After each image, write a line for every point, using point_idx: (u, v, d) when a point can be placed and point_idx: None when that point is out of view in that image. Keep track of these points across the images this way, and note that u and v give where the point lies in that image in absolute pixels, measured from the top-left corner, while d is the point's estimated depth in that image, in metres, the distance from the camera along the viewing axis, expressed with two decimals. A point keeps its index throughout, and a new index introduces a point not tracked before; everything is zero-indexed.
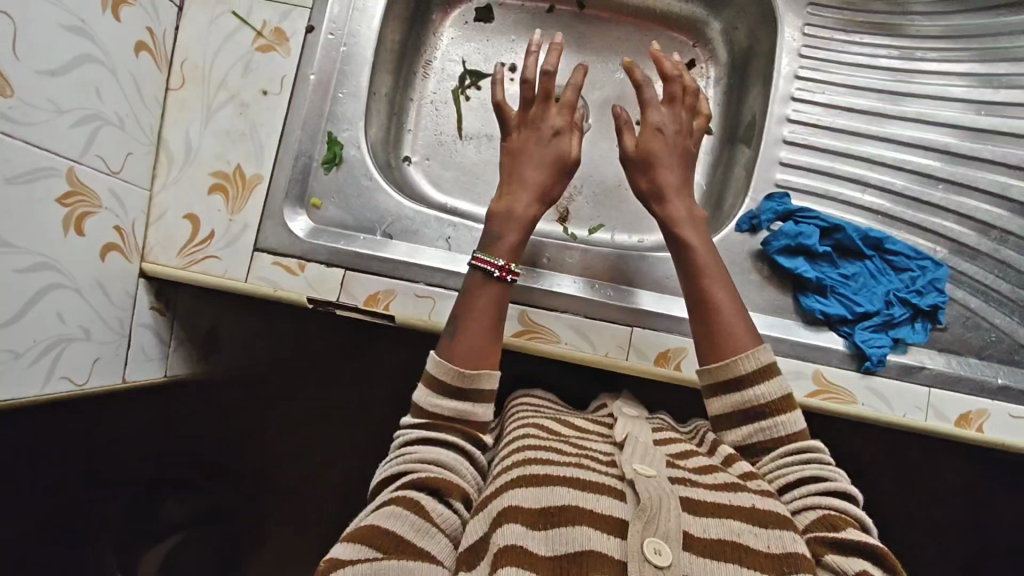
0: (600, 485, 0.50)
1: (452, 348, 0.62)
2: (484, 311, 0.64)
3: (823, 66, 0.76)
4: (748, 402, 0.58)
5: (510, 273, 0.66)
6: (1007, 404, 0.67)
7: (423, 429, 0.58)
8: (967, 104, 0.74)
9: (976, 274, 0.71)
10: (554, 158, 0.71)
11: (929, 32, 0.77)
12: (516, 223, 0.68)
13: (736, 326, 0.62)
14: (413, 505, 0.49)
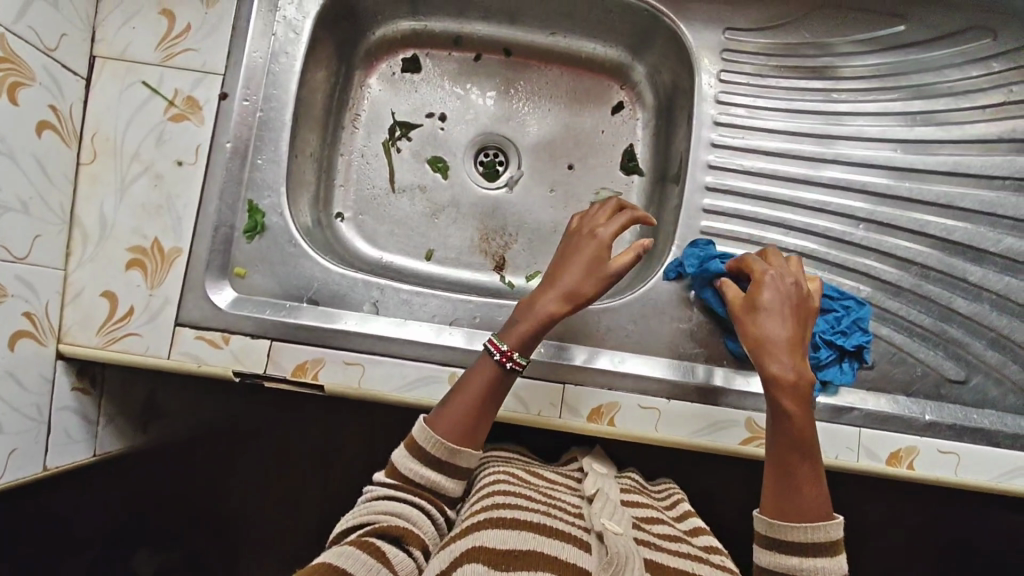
0: (569, 537, 0.53)
1: (442, 418, 0.62)
2: (484, 399, 0.63)
3: (741, 111, 0.77)
4: (803, 568, 0.54)
5: (510, 361, 0.64)
6: (935, 440, 0.68)
7: (393, 488, 0.59)
8: (882, 144, 0.76)
9: (900, 311, 0.72)
10: (598, 270, 0.67)
11: (843, 73, 0.78)
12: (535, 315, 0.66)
13: (809, 493, 0.57)
14: (369, 548, 0.50)
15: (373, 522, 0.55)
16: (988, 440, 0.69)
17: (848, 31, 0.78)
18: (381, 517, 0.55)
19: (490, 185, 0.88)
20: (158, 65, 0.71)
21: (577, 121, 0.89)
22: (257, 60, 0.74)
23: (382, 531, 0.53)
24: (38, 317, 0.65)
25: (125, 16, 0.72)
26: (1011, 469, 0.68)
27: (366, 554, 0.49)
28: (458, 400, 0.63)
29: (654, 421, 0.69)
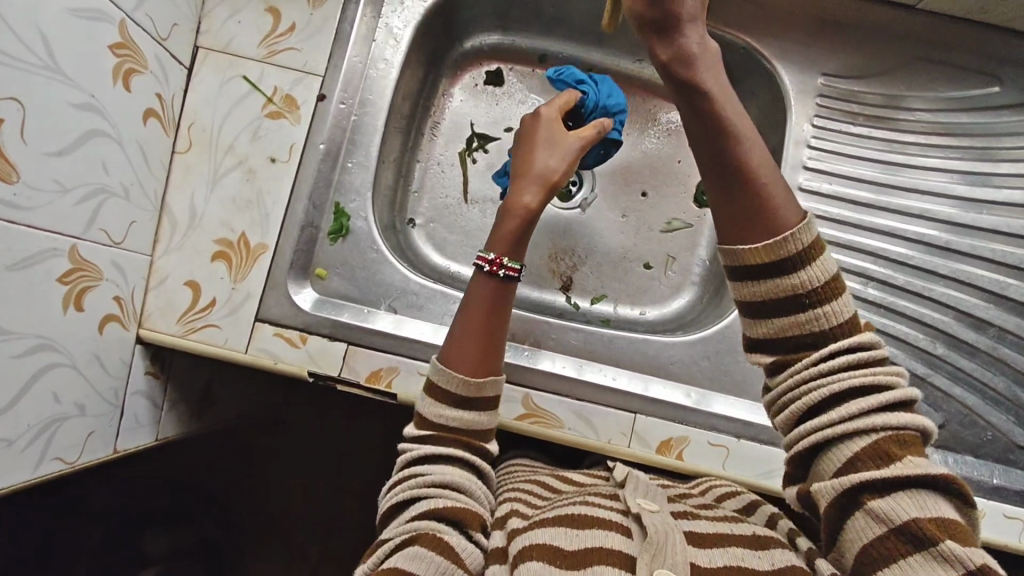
0: (610, 523, 0.50)
1: (455, 356, 0.61)
2: (478, 312, 0.62)
3: (827, 158, 0.78)
4: (806, 318, 0.46)
5: (500, 266, 0.63)
6: (1002, 504, 0.68)
7: (432, 447, 0.58)
8: (965, 203, 0.76)
9: (971, 370, 0.73)
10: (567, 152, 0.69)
11: (932, 129, 0.78)
12: (513, 219, 0.66)
13: (778, 209, 0.46)
14: (436, 542, 0.50)
15: (425, 502, 0.54)
16: None
17: (940, 88, 0.78)
18: (430, 494, 0.55)
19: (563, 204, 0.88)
20: (260, 61, 0.72)
21: (655, 149, 0.89)
22: (356, 64, 0.75)
23: (437, 514, 0.53)
24: (124, 301, 0.66)
25: (231, 9, 0.72)
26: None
27: (438, 554, 0.49)
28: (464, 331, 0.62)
29: (721, 459, 0.69)
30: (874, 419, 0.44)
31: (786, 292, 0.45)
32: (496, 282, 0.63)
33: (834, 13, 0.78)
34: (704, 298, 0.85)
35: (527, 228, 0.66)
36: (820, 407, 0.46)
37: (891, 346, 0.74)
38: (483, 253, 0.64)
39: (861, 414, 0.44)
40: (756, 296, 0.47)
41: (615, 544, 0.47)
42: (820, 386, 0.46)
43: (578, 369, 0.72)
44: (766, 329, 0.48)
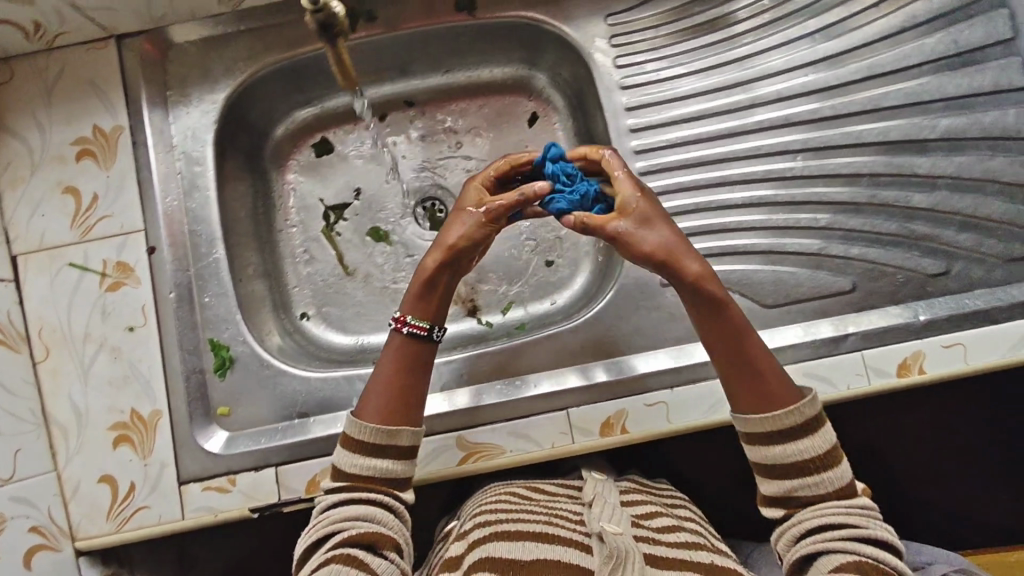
0: (569, 540, 0.56)
1: (368, 407, 0.64)
2: (389, 372, 0.65)
3: (647, 89, 0.76)
4: (810, 485, 0.57)
5: (404, 324, 0.66)
6: (937, 337, 0.69)
7: (341, 488, 0.61)
8: (792, 73, 0.76)
9: (860, 226, 0.73)
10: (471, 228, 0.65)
11: (740, 16, 0.77)
12: (418, 282, 0.66)
13: (773, 381, 0.60)
14: (351, 560, 0.55)
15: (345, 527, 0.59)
16: (988, 319, 0.70)
17: None
18: (341, 524, 0.59)
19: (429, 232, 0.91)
20: (78, 243, 0.72)
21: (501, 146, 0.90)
22: (172, 204, 0.74)
23: (357, 538, 0.57)
24: (48, 528, 0.66)
25: (30, 207, 0.72)
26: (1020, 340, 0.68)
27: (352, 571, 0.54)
28: (376, 382, 0.65)
29: (664, 415, 0.69)
30: (859, 548, 0.54)
31: (790, 452, 0.58)
32: (404, 339, 0.66)
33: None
34: (602, 265, 0.85)
35: (438, 292, 0.67)
36: (819, 529, 0.56)
37: (781, 237, 0.74)
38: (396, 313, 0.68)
39: (848, 540, 0.55)
40: (772, 461, 0.59)
41: (571, 559, 0.53)
42: (813, 516, 0.57)
43: (519, 386, 0.72)
44: (778, 488, 0.59)
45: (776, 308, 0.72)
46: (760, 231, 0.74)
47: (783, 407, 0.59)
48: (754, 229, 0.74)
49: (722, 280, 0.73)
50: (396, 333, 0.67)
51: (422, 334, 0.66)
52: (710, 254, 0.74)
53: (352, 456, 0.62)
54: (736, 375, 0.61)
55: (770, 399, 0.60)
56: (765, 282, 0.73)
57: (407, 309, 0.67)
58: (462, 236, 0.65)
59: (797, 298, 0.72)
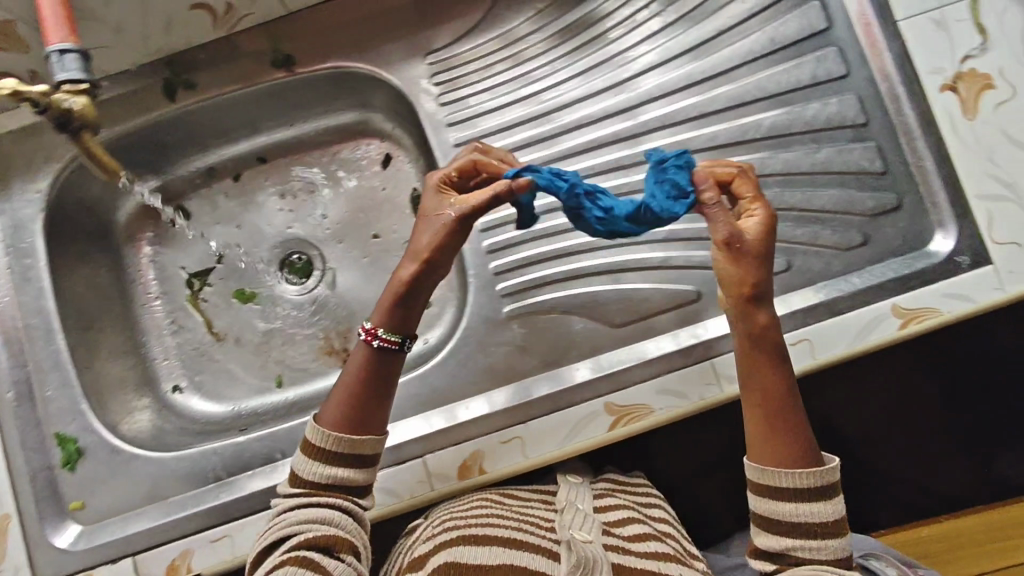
0: (537, 546, 0.55)
1: (329, 412, 0.61)
2: (352, 380, 0.61)
3: (472, 123, 0.76)
4: (807, 547, 0.53)
5: (372, 335, 0.61)
6: (782, 335, 0.69)
7: (306, 496, 0.59)
8: (613, 89, 0.76)
9: (704, 233, 0.72)
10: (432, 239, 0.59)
11: (555, 40, 0.77)
12: (390, 292, 0.61)
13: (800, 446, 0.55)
14: (305, 563, 0.53)
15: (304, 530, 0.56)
16: (831, 310, 0.70)
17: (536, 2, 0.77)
18: (300, 526, 0.56)
19: (296, 286, 0.90)
20: None
21: (356, 192, 0.90)
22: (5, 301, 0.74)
23: (314, 543, 0.55)
24: None
25: None
26: (864, 327, 0.68)
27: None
28: (341, 388, 0.62)
29: (520, 451, 0.67)
30: None
31: (797, 511, 0.54)
32: (370, 351, 0.61)
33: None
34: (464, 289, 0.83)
35: (411, 301, 0.61)
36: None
37: (621, 254, 0.73)
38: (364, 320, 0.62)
39: None
40: (775, 515, 0.54)
41: (536, 566, 0.52)
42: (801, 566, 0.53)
43: None
44: (773, 542, 0.54)
45: (626, 326, 0.71)
46: (602, 247, 0.73)
47: (799, 470, 0.54)
48: (591, 249, 0.73)
49: (568, 305, 0.73)
50: (361, 344, 0.62)
51: (388, 347, 0.61)
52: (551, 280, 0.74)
53: (311, 460, 0.59)
54: (765, 413, 0.56)
55: (778, 448, 0.56)
56: (609, 301, 0.72)
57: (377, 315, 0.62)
58: (429, 245, 0.59)
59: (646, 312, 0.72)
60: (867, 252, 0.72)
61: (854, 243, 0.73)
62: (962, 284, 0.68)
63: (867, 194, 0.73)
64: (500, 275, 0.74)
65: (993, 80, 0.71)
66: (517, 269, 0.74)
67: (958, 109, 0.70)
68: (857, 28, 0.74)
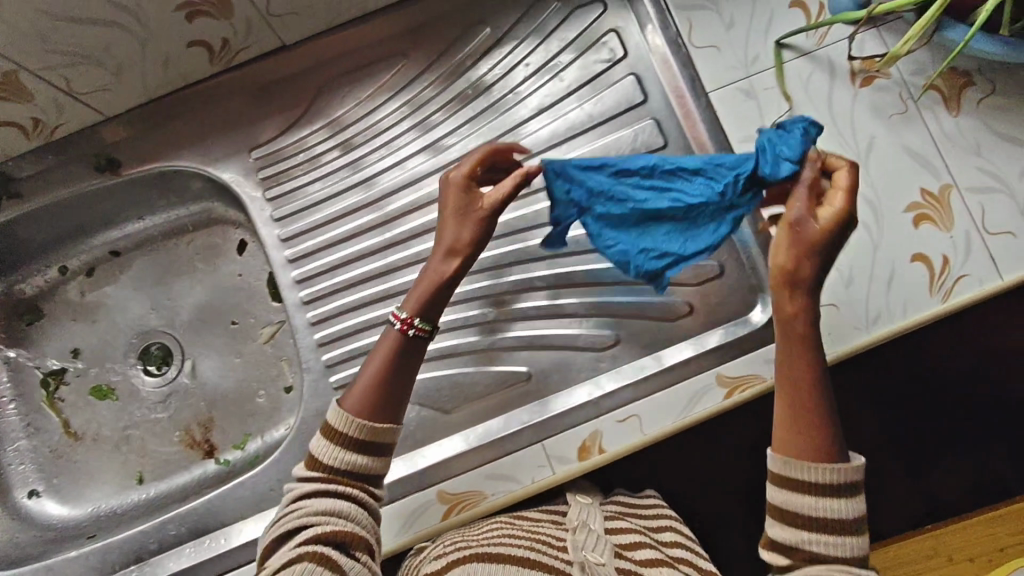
0: (550, 565, 0.53)
1: (353, 397, 0.56)
2: (374, 364, 0.56)
3: (302, 216, 0.78)
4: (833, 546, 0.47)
5: (411, 325, 0.57)
6: (610, 413, 0.69)
7: (315, 484, 0.53)
8: (436, 174, 0.76)
9: (529, 312, 0.76)
10: (439, 248, 0.56)
11: (379, 127, 0.78)
12: (428, 281, 0.57)
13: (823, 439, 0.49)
14: (320, 558, 0.48)
15: (314, 524, 0.50)
16: (657, 385, 0.71)
17: (358, 92, 0.78)
18: (317, 518, 0.51)
19: (155, 377, 0.88)
20: None
21: (213, 278, 0.89)
22: None
23: (323, 540, 0.49)
24: None
25: None
26: (689, 400, 0.69)
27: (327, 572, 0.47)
28: (367, 372, 0.57)
29: None
30: None
31: (825, 511, 0.47)
32: (395, 338, 0.57)
33: (227, 80, 0.76)
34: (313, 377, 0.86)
35: (444, 288, 0.57)
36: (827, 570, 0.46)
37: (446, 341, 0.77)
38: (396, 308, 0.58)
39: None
40: (800, 510, 0.48)
41: None
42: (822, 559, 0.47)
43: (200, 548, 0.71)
44: (799, 533, 0.48)
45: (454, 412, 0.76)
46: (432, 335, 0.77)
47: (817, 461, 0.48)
48: None
49: None
50: (394, 331, 0.57)
51: (417, 335, 0.57)
52: None
53: (336, 446, 0.54)
54: (797, 403, 0.51)
55: (801, 443, 0.50)
56: (441, 387, 0.76)
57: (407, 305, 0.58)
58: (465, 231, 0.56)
59: (478, 396, 0.75)
60: (692, 321, 0.73)
61: (680, 313, 0.73)
62: None
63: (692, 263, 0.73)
64: (334, 367, 0.75)
65: None
66: (349, 360, 0.75)
67: None
68: (673, 101, 0.75)
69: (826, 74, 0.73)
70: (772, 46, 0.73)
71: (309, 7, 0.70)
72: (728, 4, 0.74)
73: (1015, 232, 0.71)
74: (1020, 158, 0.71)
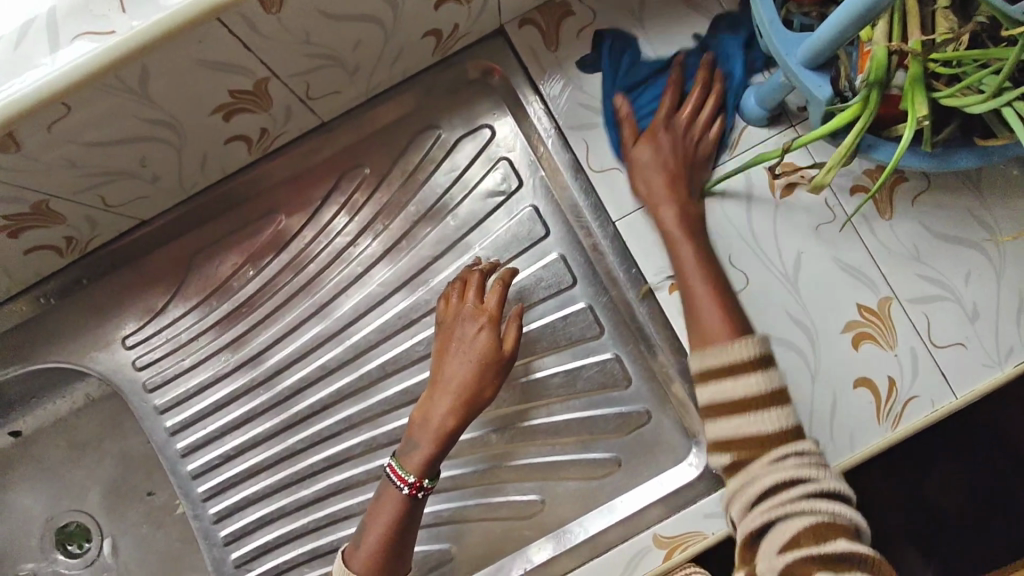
0: None
1: (356, 556, 0.57)
2: (383, 515, 0.58)
3: (186, 404, 0.70)
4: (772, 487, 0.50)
5: (421, 488, 0.58)
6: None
7: None
8: (328, 342, 0.69)
9: (445, 482, 0.70)
10: (458, 390, 0.59)
11: (258, 295, 0.70)
12: (429, 432, 0.59)
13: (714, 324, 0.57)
14: None
15: None
16: (595, 551, 0.64)
17: (228, 258, 0.69)
18: None
19: (78, 557, 0.81)
20: None
21: (120, 453, 0.81)
22: None
23: None
24: None
25: None
26: (628, 565, 0.61)
27: None
28: (370, 527, 0.58)
29: None
30: (825, 505, 0.48)
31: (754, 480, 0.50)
32: (404, 497, 0.58)
33: (87, 267, 0.66)
34: None
35: (447, 444, 0.60)
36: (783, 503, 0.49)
37: None
38: (398, 465, 0.59)
39: (801, 497, 0.49)
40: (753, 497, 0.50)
41: None
42: (781, 502, 0.49)
43: None
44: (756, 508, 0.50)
45: None
46: (348, 520, 0.67)
47: (726, 343, 0.54)
48: (334, 522, 0.67)
49: None
50: (403, 494, 0.58)
51: (415, 492, 0.58)
52: (296, 560, 0.67)
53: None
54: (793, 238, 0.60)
55: (706, 321, 0.57)
56: None
57: (405, 455, 0.59)
58: (480, 384, 0.59)
59: None
60: (621, 476, 0.67)
61: (609, 467, 0.67)
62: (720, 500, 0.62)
63: (611, 414, 0.68)
64: (243, 566, 0.69)
65: (723, 269, 0.64)
66: (261, 555, 0.68)
67: None
68: (579, 234, 0.68)
69: (743, 187, 0.66)
70: None
71: (158, 189, 0.62)
72: (625, 118, 0.65)
73: (964, 342, 0.64)
74: (963, 257, 0.65)
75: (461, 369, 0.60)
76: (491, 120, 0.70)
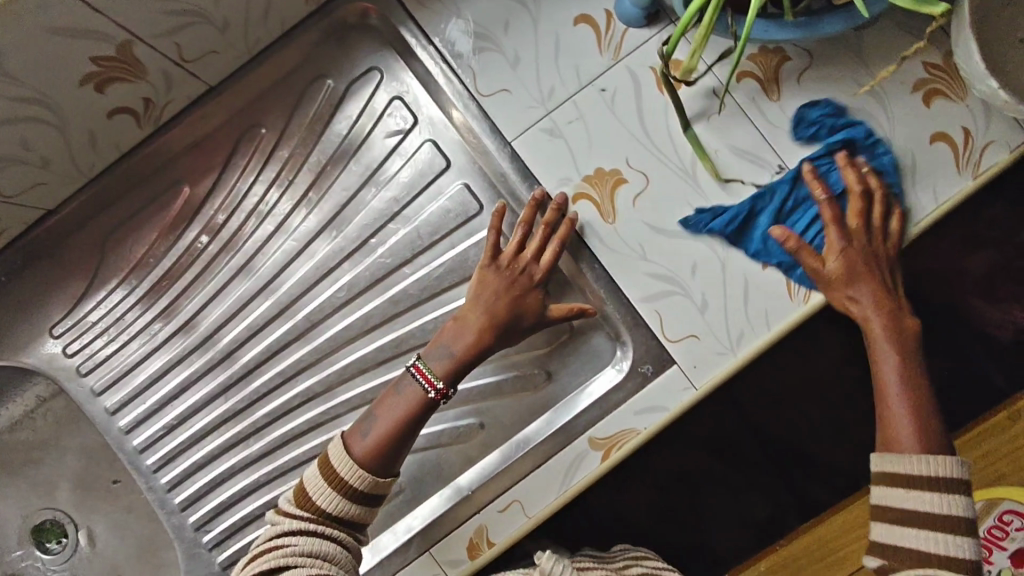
0: None
1: (361, 443, 0.58)
2: (392, 413, 0.60)
3: (120, 383, 0.72)
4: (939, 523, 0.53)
5: (445, 394, 0.61)
6: (490, 504, 0.65)
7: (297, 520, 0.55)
8: (255, 301, 0.71)
9: None
10: (494, 306, 0.62)
11: (177, 267, 0.71)
12: (460, 340, 0.62)
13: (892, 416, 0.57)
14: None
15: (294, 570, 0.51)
16: (539, 460, 0.67)
17: (142, 234, 0.70)
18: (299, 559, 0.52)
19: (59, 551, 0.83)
20: None
21: (81, 446, 0.83)
22: None
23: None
24: None
25: None
26: (569, 468, 0.64)
27: None
28: (379, 420, 0.59)
29: None
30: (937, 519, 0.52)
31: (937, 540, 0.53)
32: (427, 399, 0.60)
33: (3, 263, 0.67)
34: None
35: (478, 359, 0.63)
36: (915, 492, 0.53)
37: None
38: (423, 363, 0.62)
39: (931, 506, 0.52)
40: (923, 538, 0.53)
41: None
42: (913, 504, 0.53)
43: None
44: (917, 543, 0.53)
45: None
46: (300, 467, 0.70)
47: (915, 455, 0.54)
48: (285, 472, 0.69)
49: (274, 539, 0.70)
50: (428, 395, 0.60)
51: (438, 396, 0.61)
52: (249, 515, 0.70)
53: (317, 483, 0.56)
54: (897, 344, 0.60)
55: (898, 434, 0.56)
56: None
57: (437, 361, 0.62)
58: (515, 308, 0.63)
59: None
60: (554, 388, 0.70)
61: (540, 381, 0.70)
62: (649, 396, 0.64)
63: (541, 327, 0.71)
64: (203, 527, 0.71)
65: (622, 173, 0.65)
66: (218, 515, 0.71)
67: (596, 214, 0.65)
68: (480, 158, 0.69)
69: (631, 89, 0.64)
70: (566, 74, 0.64)
71: (52, 174, 0.62)
72: (508, 40, 0.64)
73: None
74: (855, 129, 0.64)
75: (501, 290, 0.63)
76: (379, 61, 0.70)
